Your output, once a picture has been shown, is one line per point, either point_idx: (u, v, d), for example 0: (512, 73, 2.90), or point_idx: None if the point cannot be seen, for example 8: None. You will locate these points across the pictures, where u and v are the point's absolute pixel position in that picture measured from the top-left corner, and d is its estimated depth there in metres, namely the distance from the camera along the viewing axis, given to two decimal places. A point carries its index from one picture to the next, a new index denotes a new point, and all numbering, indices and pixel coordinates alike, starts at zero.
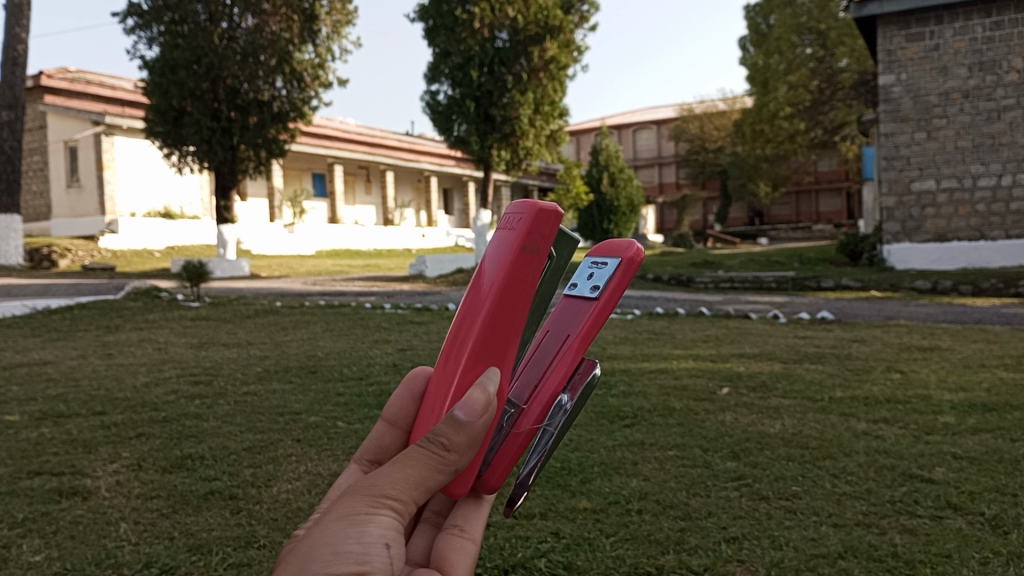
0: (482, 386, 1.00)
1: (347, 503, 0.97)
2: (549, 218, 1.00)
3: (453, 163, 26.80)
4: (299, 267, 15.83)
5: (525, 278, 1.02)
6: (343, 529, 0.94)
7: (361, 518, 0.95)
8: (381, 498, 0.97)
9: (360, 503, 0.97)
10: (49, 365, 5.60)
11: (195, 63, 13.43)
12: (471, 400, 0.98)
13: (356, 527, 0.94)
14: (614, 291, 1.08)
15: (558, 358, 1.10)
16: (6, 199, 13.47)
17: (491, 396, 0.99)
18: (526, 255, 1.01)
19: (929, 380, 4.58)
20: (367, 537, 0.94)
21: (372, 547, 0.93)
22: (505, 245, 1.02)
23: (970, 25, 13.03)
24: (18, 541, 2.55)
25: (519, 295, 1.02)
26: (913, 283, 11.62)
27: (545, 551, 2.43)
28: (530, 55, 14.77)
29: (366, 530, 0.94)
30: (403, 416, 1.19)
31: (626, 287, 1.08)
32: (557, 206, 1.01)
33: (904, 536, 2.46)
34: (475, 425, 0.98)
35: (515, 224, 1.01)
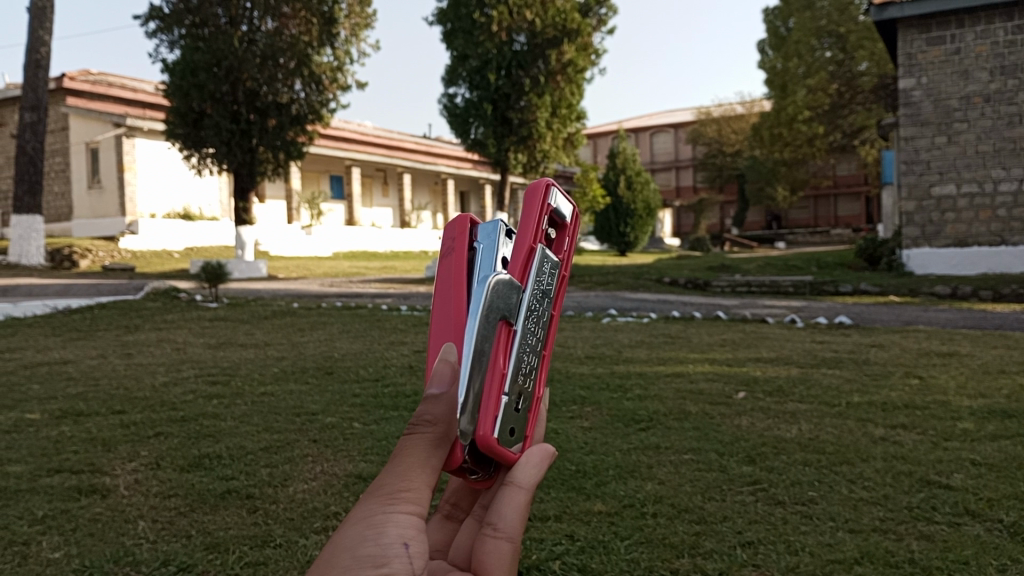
0: (442, 360, 1.07)
1: (362, 506, 1.04)
2: (462, 226, 1.16)
3: (470, 166, 26.93)
4: (315, 269, 15.93)
5: (453, 270, 1.13)
6: (360, 534, 1.01)
7: (376, 522, 1.02)
8: (393, 495, 1.03)
9: (375, 505, 1.03)
10: (69, 364, 5.66)
11: (215, 66, 13.54)
12: (438, 375, 1.06)
13: (372, 528, 1.01)
14: (528, 222, 1.14)
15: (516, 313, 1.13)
16: (28, 199, 13.59)
17: (453, 365, 1.05)
18: (449, 258, 1.14)
19: (947, 387, 4.54)
20: (384, 539, 1.01)
21: (390, 548, 1.00)
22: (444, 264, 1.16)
23: (992, 29, 12.93)
24: (38, 538, 2.58)
25: (453, 281, 1.13)
26: (932, 288, 11.51)
27: (560, 553, 2.43)
28: (548, 58, 14.86)
29: (382, 532, 1.01)
30: None
31: (537, 213, 1.15)
32: (467, 214, 1.16)
33: (922, 543, 2.44)
34: (446, 395, 1.05)
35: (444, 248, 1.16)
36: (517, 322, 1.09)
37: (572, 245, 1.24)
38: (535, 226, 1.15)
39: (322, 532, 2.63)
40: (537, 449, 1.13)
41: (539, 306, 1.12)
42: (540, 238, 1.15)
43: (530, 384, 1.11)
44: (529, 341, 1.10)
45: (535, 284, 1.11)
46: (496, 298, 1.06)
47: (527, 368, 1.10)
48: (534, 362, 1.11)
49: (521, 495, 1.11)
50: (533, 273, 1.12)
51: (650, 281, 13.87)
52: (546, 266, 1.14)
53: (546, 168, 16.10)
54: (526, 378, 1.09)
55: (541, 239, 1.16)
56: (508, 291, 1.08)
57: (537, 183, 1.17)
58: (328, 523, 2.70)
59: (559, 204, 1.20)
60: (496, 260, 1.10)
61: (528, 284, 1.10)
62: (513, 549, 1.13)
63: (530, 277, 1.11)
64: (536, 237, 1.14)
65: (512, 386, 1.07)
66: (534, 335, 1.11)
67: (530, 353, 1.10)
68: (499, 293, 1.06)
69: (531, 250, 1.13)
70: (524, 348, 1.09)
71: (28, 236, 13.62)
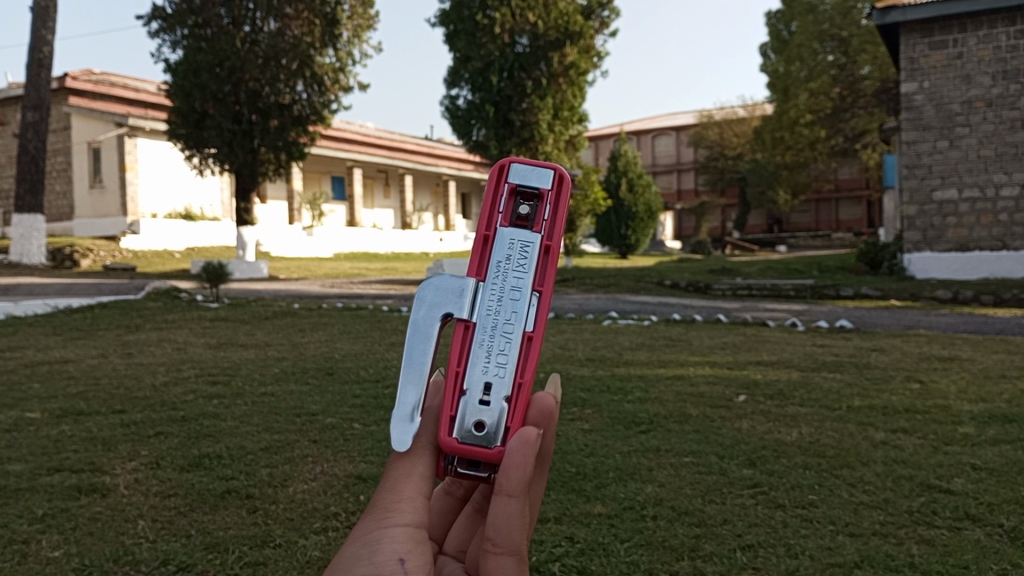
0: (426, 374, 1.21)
1: (361, 524, 1.11)
2: None
3: (471, 168, 27.00)
4: (317, 269, 15.92)
5: None
6: (357, 551, 1.08)
7: (372, 538, 1.09)
8: (384, 512, 1.11)
9: (369, 526, 1.11)
10: (69, 363, 5.66)
11: (217, 66, 13.51)
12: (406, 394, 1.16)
13: (368, 545, 1.08)
14: (485, 209, 1.19)
15: None
16: (30, 199, 13.58)
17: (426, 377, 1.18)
18: None
19: (948, 391, 4.53)
20: (379, 555, 1.07)
21: (385, 564, 1.07)
22: None
23: (994, 33, 12.93)
24: (38, 537, 2.58)
25: None
26: (933, 293, 11.51)
27: (559, 555, 2.43)
28: (550, 60, 14.90)
29: (377, 549, 1.07)
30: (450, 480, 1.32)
31: (494, 196, 1.20)
32: None
33: (921, 547, 2.44)
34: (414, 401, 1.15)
35: None
36: (474, 317, 1.15)
37: (560, 214, 1.20)
38: (497, 211, 1.19)
39: (322, 533, 2.63)
40: (515, 441, 1.09)
41: (505, 290, 1.15)
42: (499, 222, 1.18)
43: (504, 376, 1.13)
44: (495, 331, 1.14)
45: (494, 274, 1.15)
46: (436, 301, 1.16)
47: (496, 358, 1.14)
48: (507, 353, 1.14)
49: (512, 502, 1.08)
50: (490, 261, 1.16)
51: (651, 283, 13.85)
52: (512, 245, 1.16)
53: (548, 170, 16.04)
54: (490, 372, 1.13)
55: (503, 222, 1.19)
56: (457, 286, 1.16)
57: (494, 166, 1.21)
58: (327, 523, 2.70)
59: (525, 179, 1.21)
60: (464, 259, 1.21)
61: (485, 279, 1.16)
62: (517, 561, 1.10)
63: (489, 267, 1.16)
64: (492, 224, 1.18)
65: (474, 383, 1.13)
66: (502, 324, 1.14)
67: (494, 346, 1.13)
68: (439, 296, 1.17)
69: (483, 238, 1.17)
70: (490, 341, 1.14)
71: (29, 235, 13.60)
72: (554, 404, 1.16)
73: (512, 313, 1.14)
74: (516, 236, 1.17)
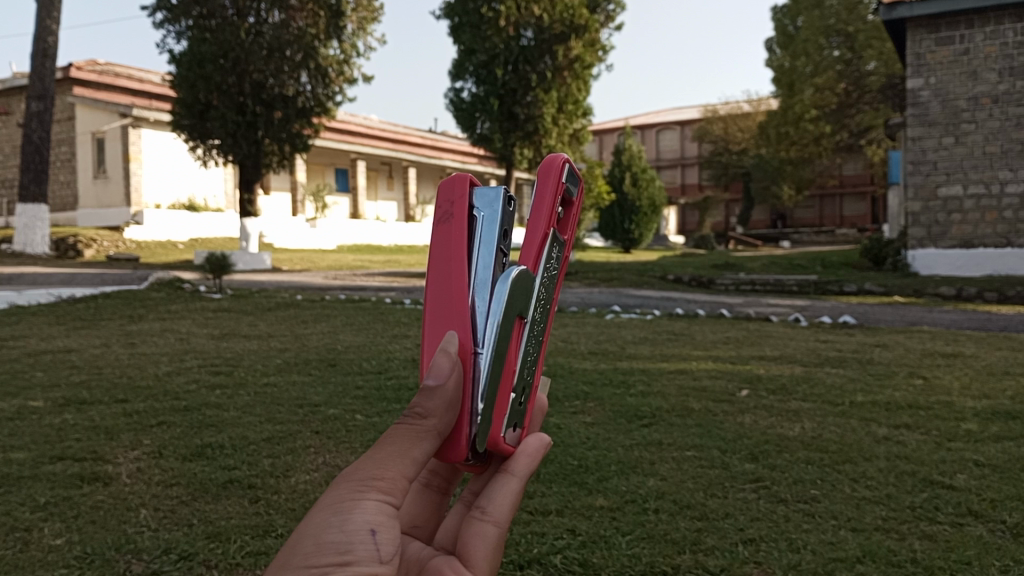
0: (444, 349, 1.05)
1: (330, 492, 0.98)
2: (458, 186, 1.13)
3: (474, 160, 26.99)
4: (320, 261, 15.93)
5: (455, 242, 1.12)
6: (327, 518, 0.95)
7: (343, 507, 0.96)
8: (368, 482, 0.98)
9: (345, 490, 0.98)
10: (72, 352, 5.67)
11: (221, 58, 13.59)
12: (437, 368, 1.03)
13: (339, 513, 0.96)
14: (544, 202, 1.16)
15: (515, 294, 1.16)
16: (34, 188, 13.56)
17: (454, 356, 1.05)
18: (444, 223, 1.13)
19: (951, 388, 4.51)
20: (350, 524, 0.95)
21: (355, 534, 0.95)
22: (450, 233, 1.13)
23: (1001, 30, 12.86)
24: (40, 525, 2.58)
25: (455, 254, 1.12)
26: (937, 289, 11.46)
27: (561, 548, 2.43)
28: (554, 53, 14.83)
29: (348, 518, 0.95)
30: None
31: (550, 196, 1.17)
32: (467, 175, 1.15)
33: (924, 542, 2.43)
34: (446, 387, 1.02)
35: (450, 212, 1.14)
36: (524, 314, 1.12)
37: (572, 219, 1.26)
38: (547, 208, 1.17)
39: None
40: (533, 442, 1.17)
41: (545, 294, 1.16)
42: (552, 223, 1.17)
43: (530, 375, 1.15)
44: (534, 330, 1.14)
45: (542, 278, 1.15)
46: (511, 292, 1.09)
47: (529, 360, 1.14)
48: (533, 351, 1.15)
49: (513, 482, 1.15)
50: (540, 263, 1.15)
51: (655, 278, 13.84)
52: (555, 250, 1.18)
53: None
54: (526, 370, 1.14)
55: (551, 222, 1.18)
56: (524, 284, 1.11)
57: (549, 161, 1.17)
58: None
59: (569, 182, 1.21)
60: (497, 237, 1.11)
61: (539, 274, 1.14)
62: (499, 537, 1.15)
63: (540, 268, 1.15)
64: (548, 224, 1.17)
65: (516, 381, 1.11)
66: (536, 323, 1.14)
67: (529, 345, 1.13)
68: (513, 289, 1.08)
69: (544, 238, 1.16)
70: (528, 339, 1.13)
71: (33, 224, 13.60)
72: (545, 398, 1.26)
73: (543, 316, 1.16)
74: (558, 240, 1.19)
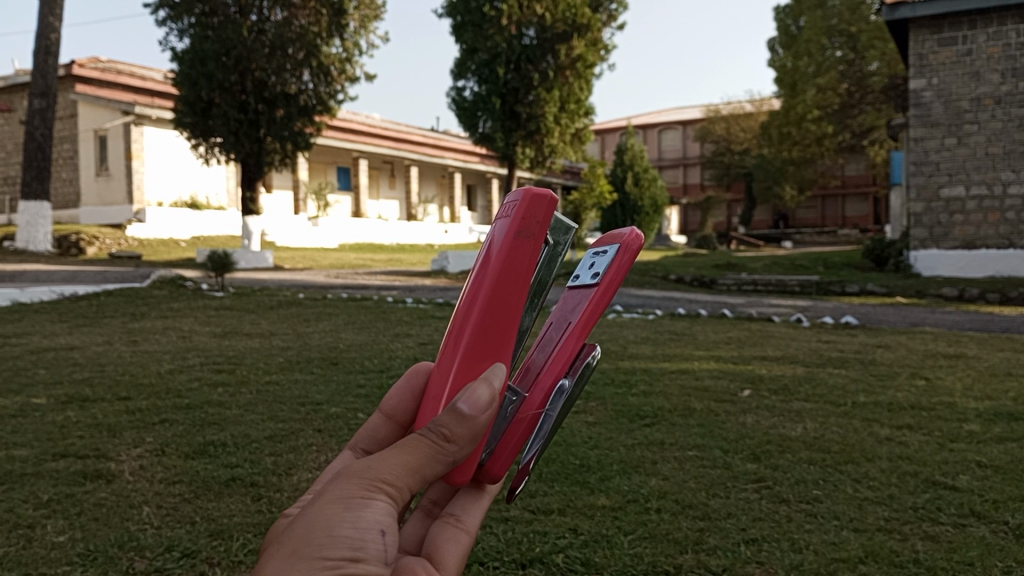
0: (489, 382, 1.03)
1: (342, 486, 0.97)
2: (545, 203, 1.05)
3: (477, 159, 26.98)
4: (322, 260, 15.93)
5: (519, 267, 1.05)
6: (338, 513, 0.94)
7: (355, 504, 0.95)
8: (379, 482, 0.97)
9: (357, 486, 0.97)
10: (75, 350, 5.67)
11: (224, 56, 13.59)
12: (471, 393, 1.01)
13: (352, 511, 0.94)
14: (615, 276, 1.12)
15: (562, 342, 1.13)
16: (36, 185, 13.56)
17: (495, 393, 1.02)
18: (520, 240, 1.05)
19: (953, 388, 4.51)
20: (362, 523, 0.94)
21: (367, 532, 0.94)
22: (514, 247, 1.05)
23: (1004, 30, 12.84)
24: (42, 522, 2.59)
25: (515, 279, 1.05)
26: (939, 290, 11.45)
27: (564, 547, 2.43)
28: (557, 52, 14.81)
29: (360, 516, 0.94)
30: (401, 411, 1.20)
31: (623, 276, 1.12)
32: (552, 193, 1.05)
33: (926, 543, 2.43)
34: (478, 419, 1.00)
35: (523, 223, 1.05)
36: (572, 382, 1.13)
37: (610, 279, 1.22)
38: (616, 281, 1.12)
39: None
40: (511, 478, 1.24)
41: None
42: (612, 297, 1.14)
43: None
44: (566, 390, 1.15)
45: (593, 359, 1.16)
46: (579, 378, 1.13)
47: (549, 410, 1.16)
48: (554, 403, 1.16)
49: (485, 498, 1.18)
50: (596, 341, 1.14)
51: (657, 278, 13.83)
52: None
53: (553, 163, 16.03)
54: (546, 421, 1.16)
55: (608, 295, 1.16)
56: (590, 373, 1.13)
57: (632, 236, 1.13)
58: None
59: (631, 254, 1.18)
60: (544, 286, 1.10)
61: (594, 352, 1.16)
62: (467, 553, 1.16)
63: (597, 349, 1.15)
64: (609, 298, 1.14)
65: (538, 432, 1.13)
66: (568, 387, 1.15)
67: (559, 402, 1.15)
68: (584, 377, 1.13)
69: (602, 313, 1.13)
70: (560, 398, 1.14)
71: (35, 222, 13.61)
72: None
73: None
74: None
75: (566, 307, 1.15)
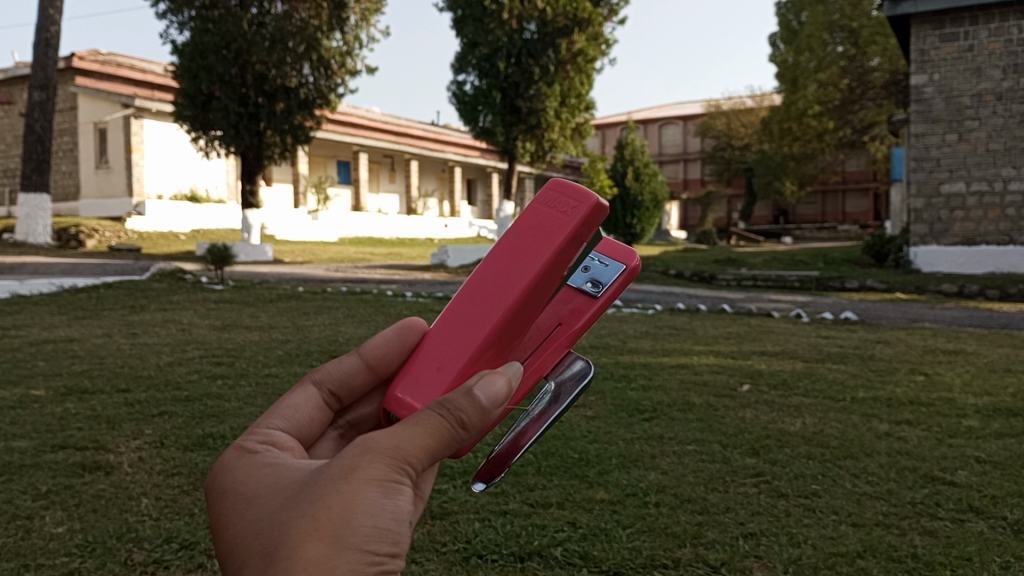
0: (506, 377, 0.91)
1: (369, 465, 0.83)
2: (595, 213, 0.93)
3: (477, 154, 26.95)
4: (321, 253, 15.93)
5: (556, 264, 0.93)
6: (369, 498, 0.82)
7: (387, 488, 0.83)
8: (405, 465, 0.85)
9: (385, 468, 0.84)
10: (74, 342, 5.67)
11: (224, 49, 13.56)
12: (490, 381, 0.89)
13: (385, 496, 0.83)
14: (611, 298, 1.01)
15: (548, 342, 1.01)
16: (36, 178, 13.56)
17: (510, 390, 0.91)
18: (569, 242, 0.93)
19: (952, 384, 4.53)
20: (392, 511, 0.83)
21: (398, 521, 0.83)
22: (560, 241, 0.92)
23: (1006, 27, 12.82)
24: (41, 513, 2.59)
25: (550, 276, 0.93)
26: (939, 286, 11.46)
27: (562, 540, 2.43)
28: (557, 46, 14.77)
29: (394, 504, 0.83)
30: (384, 361, 1.06)
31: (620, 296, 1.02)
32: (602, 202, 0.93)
33: (925, 538, 2.43)
34: (492, 413, 0.89)
35: (574, 224, 0.93)
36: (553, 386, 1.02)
37: None
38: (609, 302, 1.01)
39: None
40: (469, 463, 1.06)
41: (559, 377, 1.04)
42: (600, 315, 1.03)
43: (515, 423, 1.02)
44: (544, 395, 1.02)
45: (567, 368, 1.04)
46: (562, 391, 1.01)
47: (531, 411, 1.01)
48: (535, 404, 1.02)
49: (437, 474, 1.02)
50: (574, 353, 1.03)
51: (656, 273, 13.83)
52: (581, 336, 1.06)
53: (554, 158, 16.02)
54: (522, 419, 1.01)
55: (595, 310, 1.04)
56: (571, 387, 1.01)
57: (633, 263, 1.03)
58: None
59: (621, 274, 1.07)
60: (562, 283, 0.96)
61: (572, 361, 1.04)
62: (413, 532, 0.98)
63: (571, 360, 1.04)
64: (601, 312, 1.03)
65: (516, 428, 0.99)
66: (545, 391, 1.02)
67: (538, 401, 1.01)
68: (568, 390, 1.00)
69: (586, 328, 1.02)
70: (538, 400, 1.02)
71: (35, 214, 13.60)
72: None
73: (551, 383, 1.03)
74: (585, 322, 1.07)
75: (560, 303, 1.02)
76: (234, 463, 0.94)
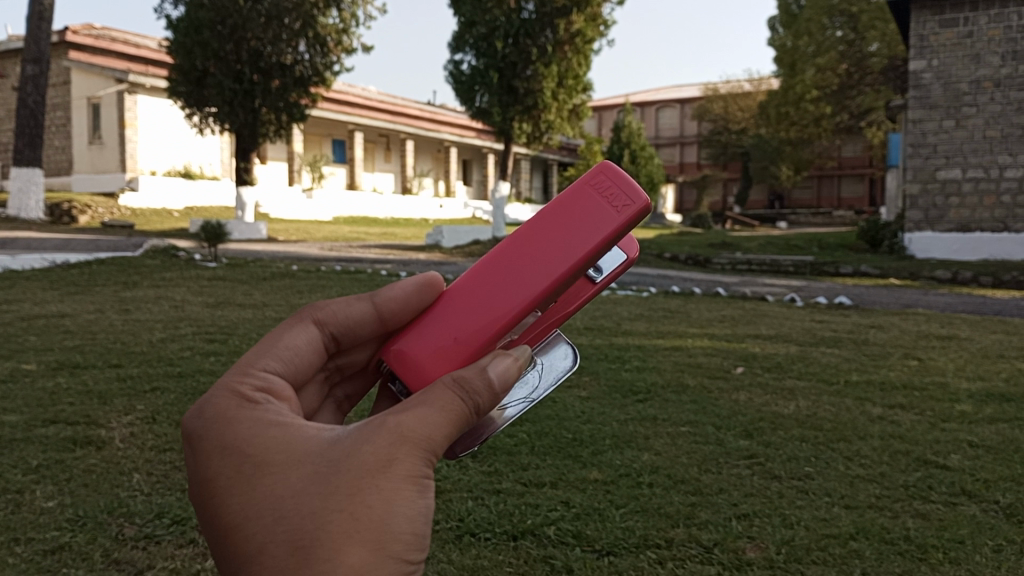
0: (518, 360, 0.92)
1: (400, 459, 0.83)
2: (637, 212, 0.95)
3: (473, 134, 26.82)
4: (315, 232, 15.87)
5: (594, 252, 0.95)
6: (399, 492, 0.82)
7: (416, 484, 0.83)
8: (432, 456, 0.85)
9: (418, 461, 0.83)
10: (66, 317, 5.64)
11: (219, 24, 13.43)
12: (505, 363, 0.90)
13: (414, 492, 0.83)
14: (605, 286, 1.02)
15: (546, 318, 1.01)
16: (28, 152, 13.46)
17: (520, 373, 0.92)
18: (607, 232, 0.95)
19: (946, 369, 4.53)
20: (417, 507, 0.83)
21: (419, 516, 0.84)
22: (601, 234, 0.94)
23: (1006, 13, 12.75)
24: (32, 487, 2.57)
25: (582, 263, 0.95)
26: (933, 273, 11.47)
27: (555, 519, 2.43)
28: (556, 27, 14.62)
29: (419, 499, 0.83)
30: (392, 312, 1.04)
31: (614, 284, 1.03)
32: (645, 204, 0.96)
33: (917, 521, 2.44)
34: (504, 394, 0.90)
35: (616, 219, 0.94)
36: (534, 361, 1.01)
37: None
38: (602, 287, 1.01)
39: None
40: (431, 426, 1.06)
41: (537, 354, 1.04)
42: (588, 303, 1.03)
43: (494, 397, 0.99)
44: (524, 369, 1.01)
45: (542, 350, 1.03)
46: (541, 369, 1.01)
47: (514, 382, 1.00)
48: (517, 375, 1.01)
49: None
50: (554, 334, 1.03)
51: (651, 256, 13.82)
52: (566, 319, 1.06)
53: (550, 139, 15.95)
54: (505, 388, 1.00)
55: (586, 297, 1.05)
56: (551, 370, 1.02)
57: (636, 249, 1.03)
58: None
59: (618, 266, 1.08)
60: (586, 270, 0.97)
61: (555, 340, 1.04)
62: None
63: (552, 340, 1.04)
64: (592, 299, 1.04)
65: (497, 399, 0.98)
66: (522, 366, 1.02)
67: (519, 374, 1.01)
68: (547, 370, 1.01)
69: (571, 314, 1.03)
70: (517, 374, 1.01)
71: (27, 188, 13.50)
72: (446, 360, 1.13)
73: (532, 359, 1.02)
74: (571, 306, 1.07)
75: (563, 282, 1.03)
76: (236, 411, 0.91)
